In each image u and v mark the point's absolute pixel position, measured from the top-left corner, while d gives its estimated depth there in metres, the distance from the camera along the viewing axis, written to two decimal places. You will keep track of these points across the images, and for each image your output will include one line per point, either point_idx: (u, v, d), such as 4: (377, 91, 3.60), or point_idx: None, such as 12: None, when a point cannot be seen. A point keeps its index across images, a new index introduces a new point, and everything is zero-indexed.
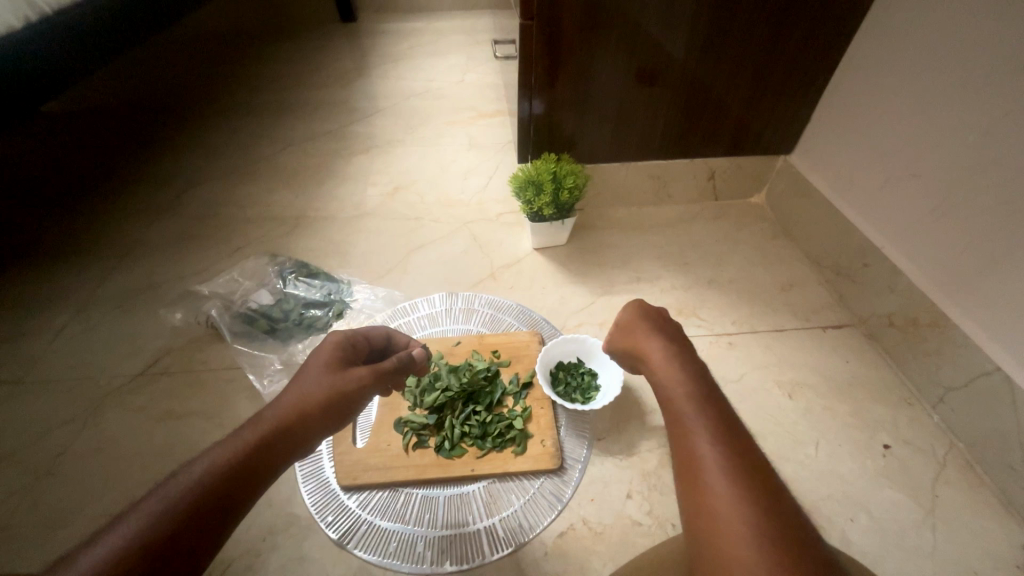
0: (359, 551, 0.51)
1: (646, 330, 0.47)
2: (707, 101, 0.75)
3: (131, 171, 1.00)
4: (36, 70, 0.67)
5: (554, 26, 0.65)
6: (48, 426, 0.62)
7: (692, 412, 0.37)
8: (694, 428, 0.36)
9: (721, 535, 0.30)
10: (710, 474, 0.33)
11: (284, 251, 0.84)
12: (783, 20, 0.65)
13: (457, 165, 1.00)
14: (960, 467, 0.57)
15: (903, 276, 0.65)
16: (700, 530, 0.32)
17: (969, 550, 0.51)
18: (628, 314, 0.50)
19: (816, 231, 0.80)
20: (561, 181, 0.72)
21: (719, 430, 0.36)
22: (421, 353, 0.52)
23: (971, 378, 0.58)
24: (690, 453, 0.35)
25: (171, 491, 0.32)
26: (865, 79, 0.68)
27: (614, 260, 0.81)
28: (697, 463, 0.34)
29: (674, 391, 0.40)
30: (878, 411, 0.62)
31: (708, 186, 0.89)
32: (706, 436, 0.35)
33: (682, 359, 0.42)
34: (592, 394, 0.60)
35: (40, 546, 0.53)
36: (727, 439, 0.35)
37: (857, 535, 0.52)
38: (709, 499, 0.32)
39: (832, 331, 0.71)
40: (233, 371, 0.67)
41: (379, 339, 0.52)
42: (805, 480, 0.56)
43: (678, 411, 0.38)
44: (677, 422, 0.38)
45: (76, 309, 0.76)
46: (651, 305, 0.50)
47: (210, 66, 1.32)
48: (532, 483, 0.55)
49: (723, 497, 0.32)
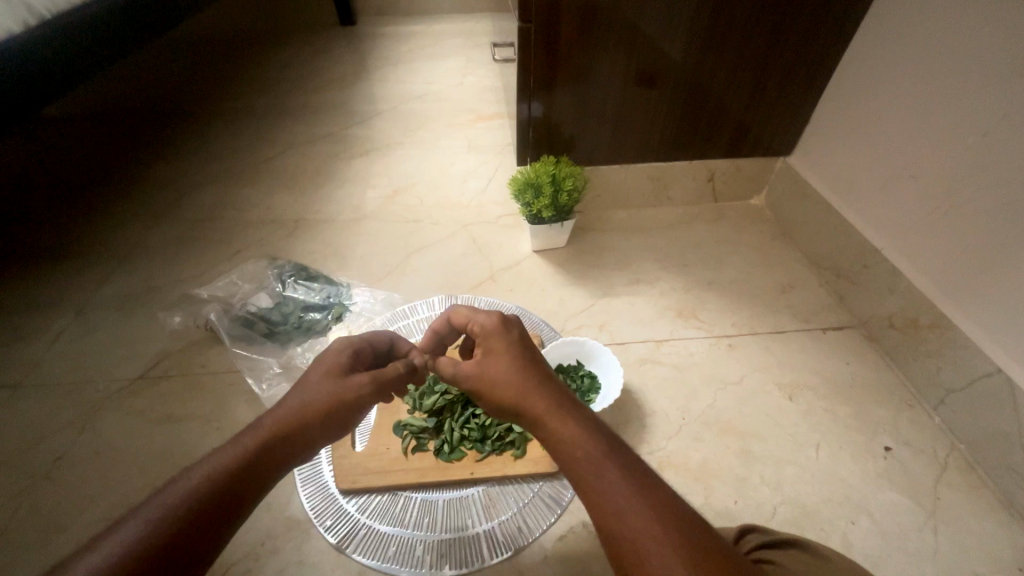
0: (359, 556, 0.51)
1: (508, 355, 0.39)
2: (706, 103, 0.75)
3: (132, 173, 1.00)
4: (35, 72, 0.67)
5: (552, 29, 0.65)
6: (47, 429, 0.62)
7: (601, 469, 0.31)
8: (609, 492, 0.30)
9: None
10: (647, 548, 0.28)
11: (284, 254, 0.84)
12: (782, 20, 0.65)
13: (457, 167, 1.00)
14: (961, 468, 0.57)
15: (903, 277, 0.65)
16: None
17: (971, 552, 0.51)
18: (488, 335, 0.42)
19: (815, 232, 0.80)
20: (561, 183, 0.72)
21: (638, 488, 0.30)
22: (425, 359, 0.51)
23: (972, 379, 0.57)
24: (616, 528, 0.29)
25: (169, 498, 0.32)
26: (864, 79, 0.68)
27: (613, 262, 0.81)
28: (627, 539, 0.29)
29: (572, 449, 0.32)
30: (879, 413, 0.62)
31: (707, 187, 0.89)
32: (629, 501, 0.30)
33: (570, 398, 0.36)
34: (591, 398, 0.59)
35: (37, 551, 0.52)
36: (652, 500, 0.30)
37: (857, 537, 0.52)
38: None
39: (832, 332, 0.71)
40: (232, 375, 0.67)
41: (385, 345, 0.52)
42: (806, 483, 0.56)
43: (584, 473, 0.31)
44: (585, 488, 0.31)
45: (76, 312, 0.76)
46: (508, 321, 0.43)
47: (211, 70, 1.33)
48: (532, 486, 0.55)
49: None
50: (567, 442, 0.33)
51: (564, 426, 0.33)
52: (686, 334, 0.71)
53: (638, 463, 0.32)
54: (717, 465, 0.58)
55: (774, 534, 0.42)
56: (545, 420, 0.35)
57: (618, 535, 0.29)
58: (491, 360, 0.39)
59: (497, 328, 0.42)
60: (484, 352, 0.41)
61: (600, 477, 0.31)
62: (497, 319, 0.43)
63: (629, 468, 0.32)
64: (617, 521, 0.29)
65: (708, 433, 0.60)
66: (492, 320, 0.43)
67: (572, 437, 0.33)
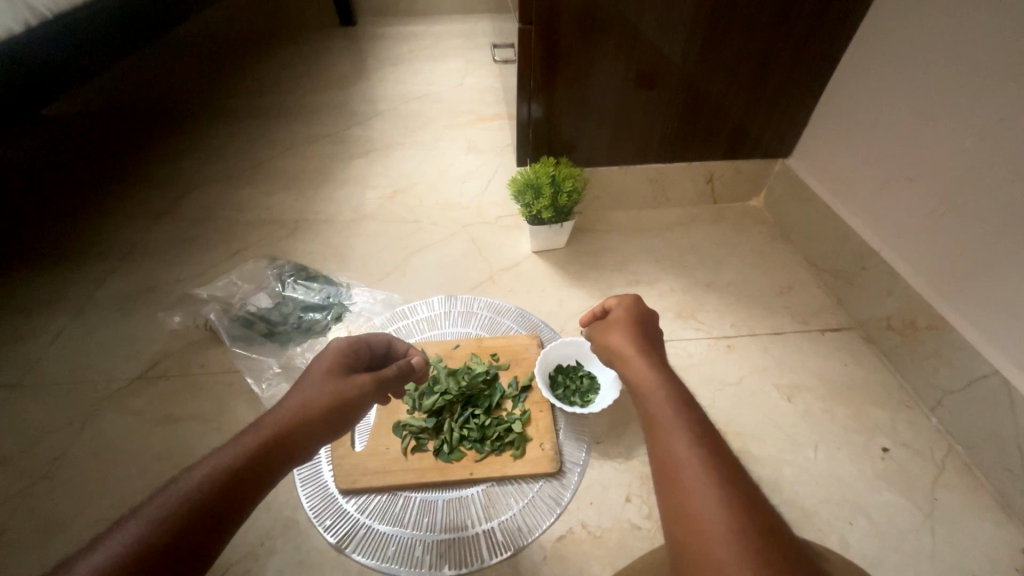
0: (358, 556, 0.51)
1: (630, 327, 0.48)
2: (705, 105, 0.75)
3: (131, 173, 1.00)
4: (35, 70, 0.67)
5: (552, 31, 0.65)
6: (46, 429, 0.62)
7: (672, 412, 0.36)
8: (673, 429, 0.35)
9: (706, 537, 0.29)
10: (691, 475, 0.32)
11: (283, 254, 0.84)
12: (781, 23, 0.66)
13: (457, 168, 1.01)
14: (959, 469, 0.57)
15: (901, 279, 0.65)
16: (680, 529, 0.30)
17: (969, 553, 0.51)
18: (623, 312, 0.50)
19: (813, 233, 0.80)
20: (560, 184, 0.72)
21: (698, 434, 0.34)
22: (422, 362, 0.52)
23: (970, 381, 0.58)
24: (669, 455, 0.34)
25: (170, 497, 0.32)
26: (862, 83, 0.68)
27: (613, 263, 0.81)
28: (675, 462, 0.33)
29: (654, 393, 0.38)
30: (877, 415, 0.62)
31: (706, 189, 0.89)
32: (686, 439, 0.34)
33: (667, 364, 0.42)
34: (591, 398, 0.61)
35: (36, 551, 0.52)
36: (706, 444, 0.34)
37: (856, 538, 0.52)
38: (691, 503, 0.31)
39: (830, 334, 0.71)
40: (232, 375, 0.67)
41: (384, 347, 0.52)
42: (804, 484, 0.56)
43: (659, 410, 0.37)
44: (654, 420, 0.36)
45: (75, 312, 0.76)
46: (642, 306, 0.51)
47: (209, 69, 1.33)
48: (531, 487, 0.55)
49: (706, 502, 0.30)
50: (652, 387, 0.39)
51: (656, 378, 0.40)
52: (684, 335, 0.71)
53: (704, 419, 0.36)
54: None
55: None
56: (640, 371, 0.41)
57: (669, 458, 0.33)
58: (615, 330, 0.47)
59: (633, 308, 0.50)
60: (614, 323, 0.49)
61: (669, 415, 0.36)
62: (632, 302, 0.51)
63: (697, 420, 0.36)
64: (669, 450, 0.34)
65: None
66: (629, 302, 0.51)
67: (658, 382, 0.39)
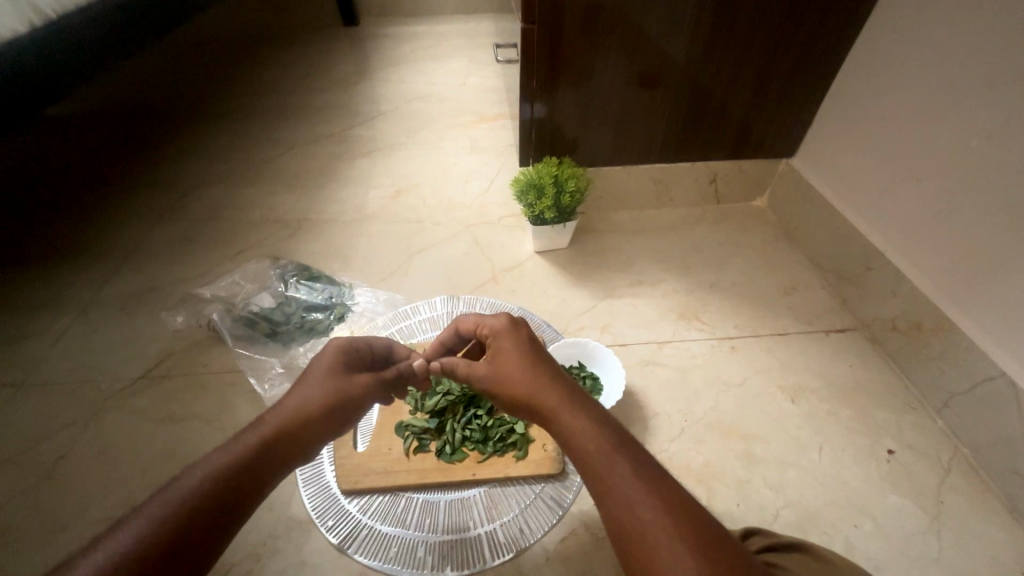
0: (360, 557, 0.51)
1: (522, 355, 0.39)
2: (708, 105, 0.75)
3: (135, 173, 1.01)
4: (41, 70, 0.67)
5: (554, 30, 0.65)
6: (49, 428, 0.62)
7: (617, 469, 0.31)
8: (625, 492, 0.30)
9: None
10: (660, 550, 0.28)
11: (286, 254, 0.84)
12: (785, 22, 0.65)
13: (459, 167, 1.01)
14: (965, 472, 0.57)
15: (906, 280, 0.65)
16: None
17: (975, 556, 0.51)
18: (499, 339, 0.42)
19: (817, 234, 0.79)
20: (563, 185, 0.72)
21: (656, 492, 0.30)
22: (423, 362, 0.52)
23: (976, 383, 0.57)
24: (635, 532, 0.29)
25: (171, 496, 0.32)
26: (867, 82, 0.68)
27: (615, 264, 0.81)
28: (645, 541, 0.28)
29: (591, 447, 0.32)
30: (882, 416, 0.62)
31: (709, 189, 0.89)
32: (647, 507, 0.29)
33: (584, 396, 0.36)
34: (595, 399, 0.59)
35: (39, 550, 0.52)
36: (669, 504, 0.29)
37: (860, 540, 0.52)
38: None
39: (834, 335, 0.71)
40: (234, 375, 0.67)
41: (385, 349, 0.52)
42: (809, 485, 0.56)
43: (602, 471, 0.31)
44: (594, 475, 0.31)
45: (79, 311, 0.76)
46: (519, 322, 0.43)
47: (214, 69, 1.33)
48: (534, 488, 0.55)
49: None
50: (585, 438, 0.33)
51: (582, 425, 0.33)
52: (688, 336, 0.71)
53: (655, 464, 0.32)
54: (720, 467, 0.57)
55: (776, 537, 0.42)
56: (561, 416, 0.35)
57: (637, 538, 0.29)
58: (503, 363, 0.40)
59: (508, 328, 0.43)
60: (494, 356, 0.41)
61: (610, 472, 0.31)
62: (506, 320, 0.44)
63: (647, 472, 0.31)
64: (629, 517, 0.29)
65: (709, 436, 0.60)
66: (501, 322, 0.44)
67: (588, 432, 0.33)
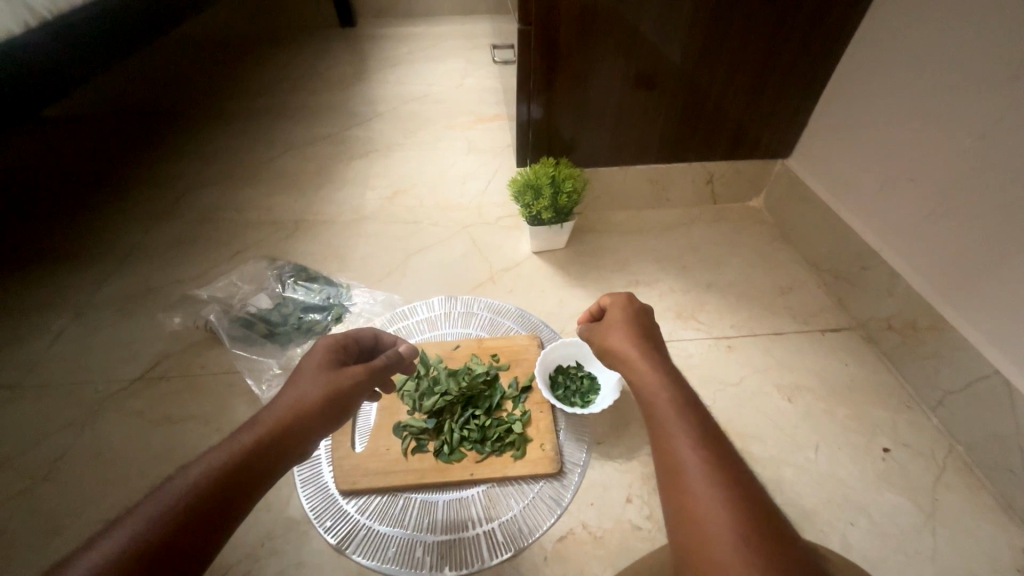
0: (359, 557, 0.51)
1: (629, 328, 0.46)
2: (705, 105, 0.75)
3: (132, 174, 1.01)
4: (36, 71, 0.67)
5: (552, 30, 0.65)
6: (46, 429, 0.62)
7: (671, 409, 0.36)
8: (677, 429, 0.35)
9: (710, 545, 0.29)
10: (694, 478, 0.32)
11: (284, 255, 0.84)
12: (781, 23, 0.66)
13: (457, 168, 1.01)
14: (960, 470, 0.57)
15: (901, 279, 0.65)
16: (682, 536, 0.30)
17: (970, 553, 0.51)
18: (615, 310, 0.49)
19: (813, 234, 0.80)
20: (560, 185, 0.72)
21: (701, 432, 0.34)
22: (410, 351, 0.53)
23: (970, 382, 0.58)
24: (671, 453, 0.34)
25: (167, 495, 0.32)
26: (862, 82, 0.68)
27: (613, 264, 0.81)
28: (677, 462, 0.33)
29: (655, 390, 0.38)
30: (878, 415, 0.62)
31: (706, 189, 0.89)
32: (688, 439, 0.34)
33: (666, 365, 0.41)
34: (591, 398, 0.61)
35: (36, 551, 0.52)
36: (707, 442, 0.34)
37: (857, 538, 0.52)
38: (694, 507, 0.30)
39: (830, 334, 0.71)
40: (232, 375, 0.67)
41: (370, 341, 0.52)
42: (805, 484, 0.56)
43: (659, 406, 0.37)
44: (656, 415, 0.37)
45: (76, 313, 0.76)
46: (636, 301, 0.51)
47: (210, 70, 1.33)
48: (532, 487, 0.55)
49: (707, 506, 0.30)
50: (656, 388, 0.38)
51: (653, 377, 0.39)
52: (685, 335, 0.71)
53: (704, 416, 0.36)
54: None
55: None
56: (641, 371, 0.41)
57: (671, 458, 0.33)
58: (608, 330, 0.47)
59: (624, 304, 0.50)
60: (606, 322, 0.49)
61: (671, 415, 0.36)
62: (624, 297, 0.51)
63: (700, 421, 0.35)
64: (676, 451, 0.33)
65: None
66: (619, 299, 0.51)
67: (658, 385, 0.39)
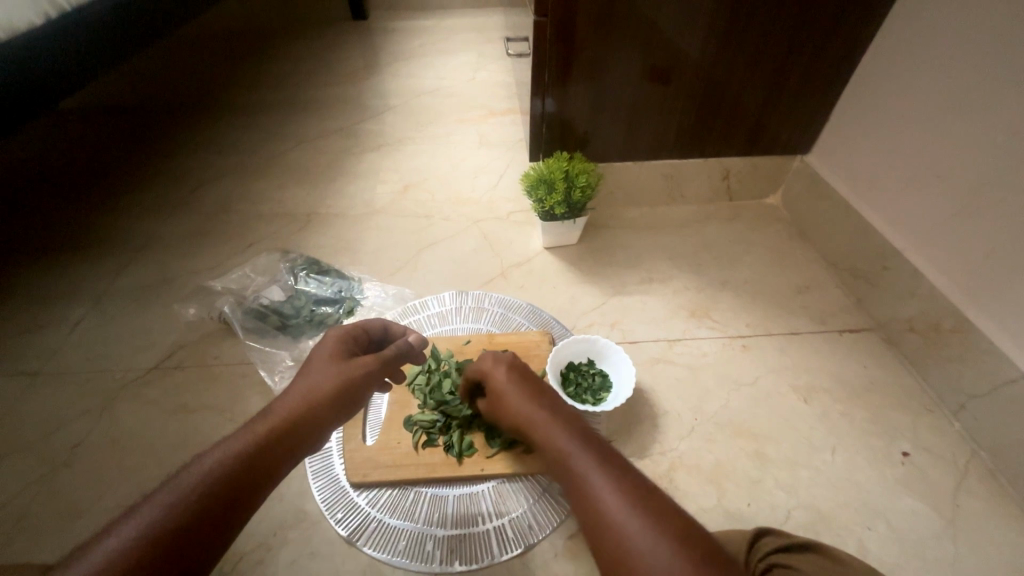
0: (369, 549, 0.51)
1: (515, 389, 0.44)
2: (722, 101, 0.74)
3: (146, 165, 1.01)
4: (56, 62, 0.68)
5: (567, 23, 0.64)
6: (64, 417, 0.63)
7: (583, 457, 0.34)
8: (588, 476, 0.33)
9: None
10: (620, 524, 0.30)
11: (296, 248, 0.84)
12: (804, 16, 0.64)
13: (469, 162, 1.00)
14: (983, 476, 0.56)
15: (925, 280, 0.64)
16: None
17: (992, 561, 0.50)
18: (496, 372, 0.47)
19: (833, 232, 0.78)
20: (574, 180, 0.71)
21: (617, 474, 0.33)
22: (420, 340, 0.52)
23: (996, 386, 0.56)
24: (592, 506, 0.32)
25: (182, 483, 0.32)
26: (887, 77, 0.66)
27: (626, 260, 0.81)
28: (602, 513, 0.31)
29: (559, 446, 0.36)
30: (898, 418, 0.61)
31: (722, 185, 0.88)
32: (606, 486, 0.32)
33: (563, 414, 0.40)
34: (603, 396, 0.59)
35: (54, 537, 0.53)
36: (619, 474, 0.33)
37: (874, 543, 0.51)
38: (624, 549, 0.29)
39: (849, 335, 0.70)
40: (245, 367, 0.68)
41: (380, 331, 0.52)
42: (821, 487, 0.55)
43: (572, 460, 0.35)
44: (567, 469, 0.35)
45: (92, 303, 0.76)
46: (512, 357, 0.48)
47: (224, 63, 1.33)
48: (542, 484, 0.55)
49: (649, 556, 0.28)
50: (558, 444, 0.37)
51: (552, 430, 0.38)
52: (698, 334, 0.70)
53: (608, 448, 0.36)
54: (730, 467, 0.57)
55: (775, 546, 0.42)
56: (542, 432, 0.39)
57: (589, 506, 0.32)
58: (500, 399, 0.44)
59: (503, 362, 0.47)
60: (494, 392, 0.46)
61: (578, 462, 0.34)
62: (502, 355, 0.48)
63: (611, 461, 0.34)
64: (593, 502, 0.32)
65: (720, 436, 0.59)
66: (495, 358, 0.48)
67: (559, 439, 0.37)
